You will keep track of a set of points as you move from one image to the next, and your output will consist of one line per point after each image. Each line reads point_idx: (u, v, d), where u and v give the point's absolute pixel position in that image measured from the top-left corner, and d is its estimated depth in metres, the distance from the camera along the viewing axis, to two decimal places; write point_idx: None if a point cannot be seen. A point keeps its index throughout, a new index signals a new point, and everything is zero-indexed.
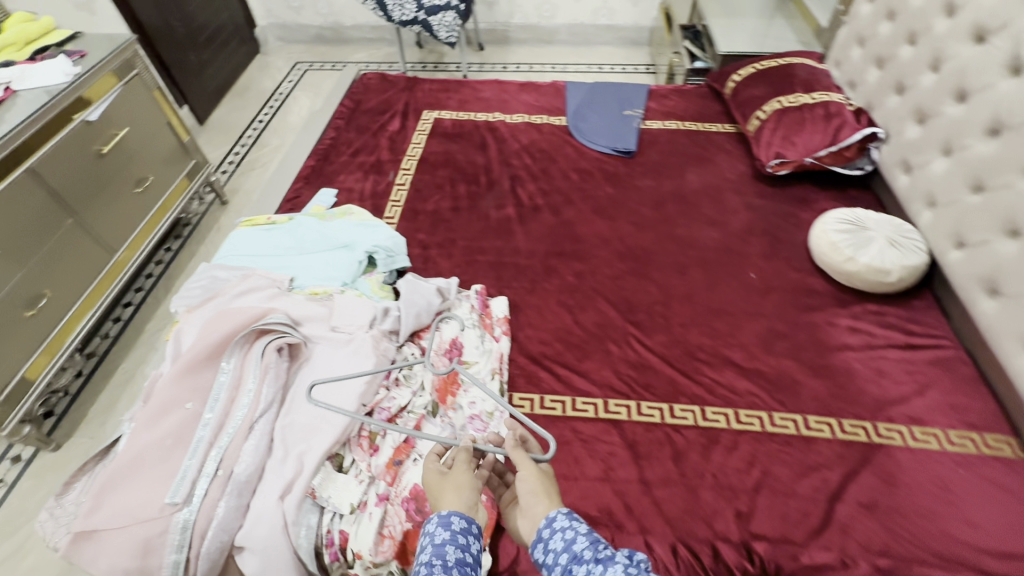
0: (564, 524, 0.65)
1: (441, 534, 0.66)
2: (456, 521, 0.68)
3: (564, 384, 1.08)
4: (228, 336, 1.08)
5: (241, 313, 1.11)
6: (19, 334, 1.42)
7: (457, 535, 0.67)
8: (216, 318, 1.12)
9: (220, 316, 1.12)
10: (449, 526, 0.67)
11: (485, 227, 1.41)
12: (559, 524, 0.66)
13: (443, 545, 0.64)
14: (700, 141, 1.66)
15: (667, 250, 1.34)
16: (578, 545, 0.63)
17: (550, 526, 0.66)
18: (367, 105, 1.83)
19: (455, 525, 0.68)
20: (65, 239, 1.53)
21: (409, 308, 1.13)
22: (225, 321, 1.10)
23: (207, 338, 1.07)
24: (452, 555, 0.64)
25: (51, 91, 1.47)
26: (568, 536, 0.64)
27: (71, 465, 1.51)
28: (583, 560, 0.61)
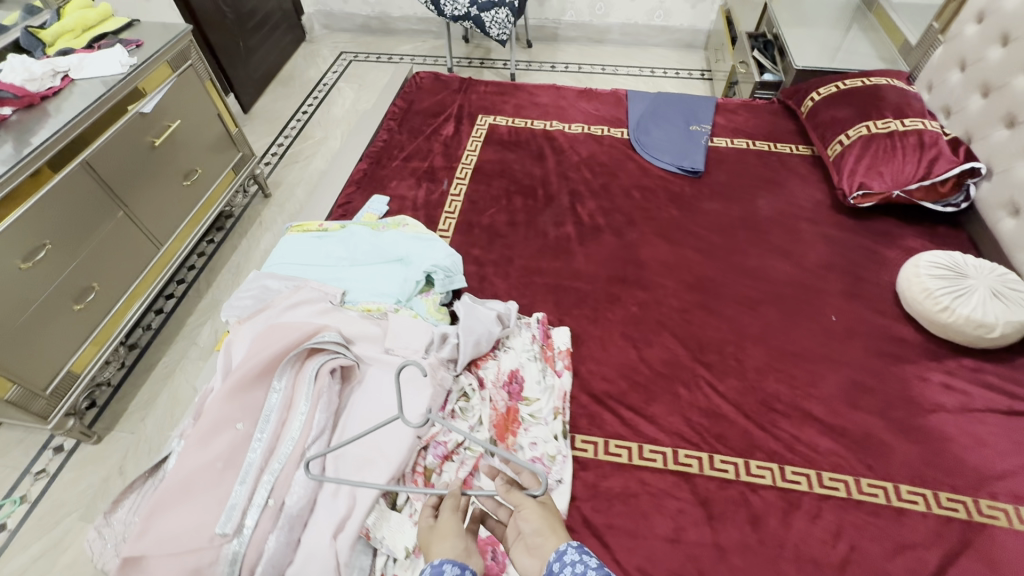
0: (575, 557, 0.57)
1: None
2: (447, 570, 0.58)
3: (630, 428, 1.01)
4: (279, 354, 1.03)
5: (294, 329, 1.07)
6: (68, 327, 1.41)
7: None
8: (267, 332, 1.07)
9: (271, 330, 1.08)
10: (442, 574, 0.57)
11: (542, 246, 1.34)
12: (569, 558, 0.57)
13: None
14: (773, 162, 1.56)
15: (739, 283, 1.25)
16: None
17: (561, 560, 0.58)
18: (420, 106, 1.77)
19: (448, 572, 0.58)
20: (116, 231, 1.51)
21: (468, 335, 1.06)
22: (278, 337, 1.05)
23: (258, 355, 1.02)
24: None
25: (108, 82, 1.44)
26: (579, 571, 0.56)
27: (110, 459, 1.50)
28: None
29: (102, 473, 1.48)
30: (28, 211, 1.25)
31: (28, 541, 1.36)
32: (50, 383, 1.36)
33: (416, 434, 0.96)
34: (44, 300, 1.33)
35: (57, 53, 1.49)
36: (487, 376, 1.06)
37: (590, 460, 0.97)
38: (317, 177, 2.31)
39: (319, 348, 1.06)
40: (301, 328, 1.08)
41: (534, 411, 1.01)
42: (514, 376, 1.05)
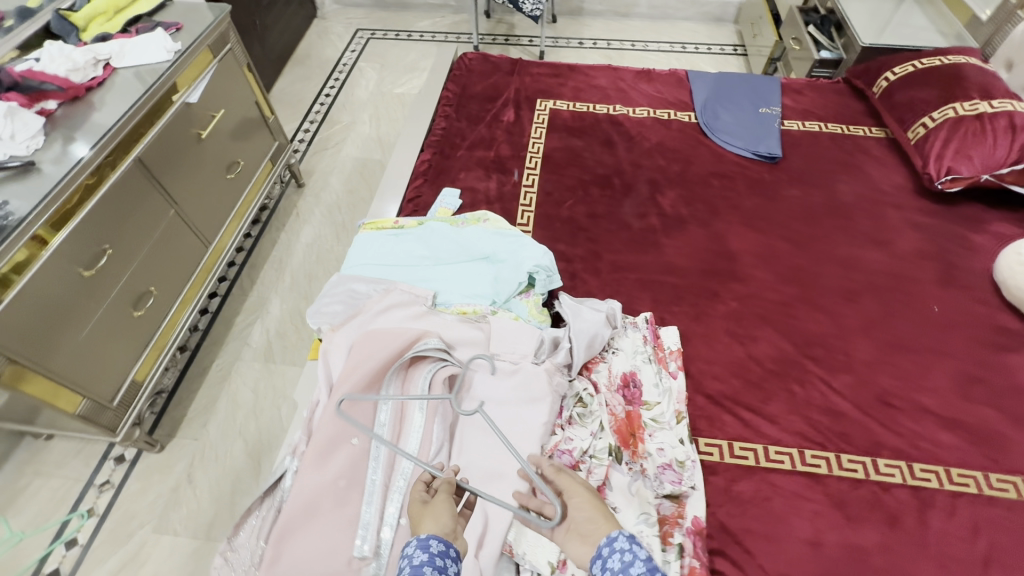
0: (625, 546, 0.66)
1: (418, 556, 0.66)
2: (434, 544, 0.68)
3: (753, 430, 0.99)
4: (385, 365, 0.99)
5: (395, 336, 1.02)
6: (130, 335, 1.34)
7: (435, 557, 0.66)
8: (365, 340, 1.02)
9: (368, 338, 1.02)
10: (427, 548, 0.67)
11: (628, 239, 1.29)
12: (619, 545, 0.67)
13: (420, 566, 0.64)
14: (849, 145, 1.51)
15: (837, 274, 1.22)
16: (635, 569, 0.64)
17: (610, 545, 0.68)
18: (473, 90, 1.67)
19: (433, 547, 0.68)
20: (169, 232, 1.44)
21: (579, 338, 1.03)
22: (380, 346, 1.00)
23: (364, 366, 0.98)
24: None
25: (154, 71, 1.34)
26: (626, 558, 0.65)
27: (176, 468, 1.46)
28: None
29: (170, 483, 1.43)
30: (88, 214, 1.17)
31: (103, 556, 1.32)
32: (116, 394, 1.30)
33: (540, 445, 0.92)
34: (108, 307, 1.26)
35: (95, 39, 1.38)
36: (600, 380, 1.03)
37: (717, 464, 0.96)
38: (351, 164, 2.22)
39: (421, 356, 1.03)
40: (402, 335, 1.03)
41: (656, 415, 0.98)
42: (630, 380, 1.03)
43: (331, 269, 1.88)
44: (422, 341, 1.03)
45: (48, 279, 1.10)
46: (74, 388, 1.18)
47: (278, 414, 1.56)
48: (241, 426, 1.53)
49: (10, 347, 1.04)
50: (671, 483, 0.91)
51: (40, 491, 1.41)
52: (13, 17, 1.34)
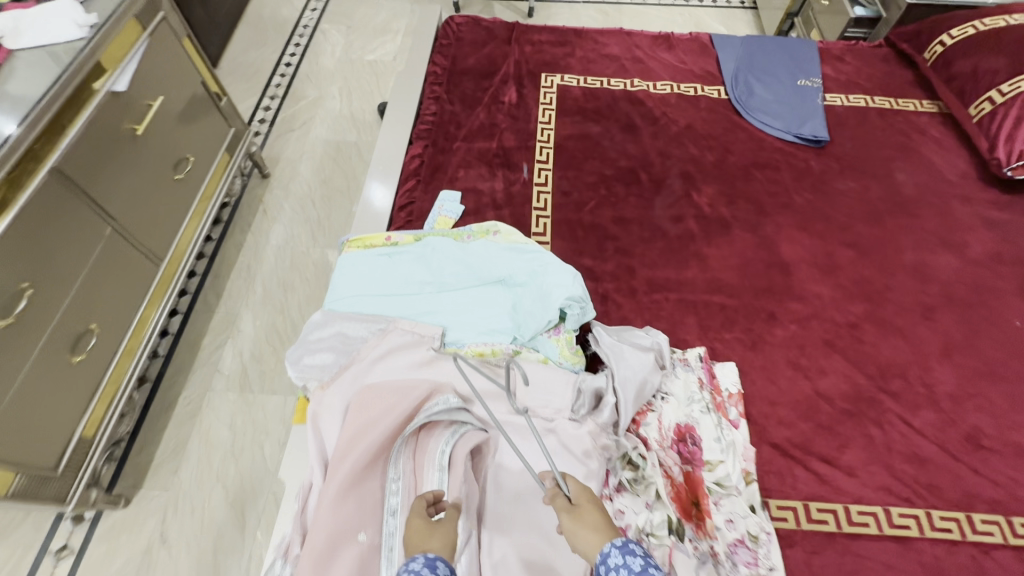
0: (618, 561, 0.64)
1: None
2: (442, 566, 0.65)
3: (830, 486, 0.85)
4: (394, 431, 0.80)
5: (403, 395, 0.83)
6: (69, 386, 1.11)
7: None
8: (365, 401, 0.83)
9: (368, 398, 0.83)
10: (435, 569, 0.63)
11: (664, 249, 1.10)
12: (613, 561, 0.64)
13: None
14: (901, 123, 1.32)
15: (904, 285, 1.07)
16: None
17: (604, 562, 0.65)
18: (466, 63, 1.41)
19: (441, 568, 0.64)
20: (106, 254, 1.18)
21: (626, 389, 0.85)
22: (386, 408, 0.82)
23: (367, 438, 0.79)
24: None
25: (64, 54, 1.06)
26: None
27: (147, 524, 1.27)
28: None
29: (141, 543, 1.25)
30: None
31: None
32: (61, 457, 1.10)
33: None
34: (39, 356, 1.03)
35: None
36: (651, 435, 0.86)
37: (794, 533, 0.81)
38: (322, 148, 1.93)
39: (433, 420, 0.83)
40: (411, 390, 0.84)
41: (721, 478, 0.82)
42: (687, 435, 0.86)
43: (309, 276, 1.65)
44: (434, 398, 0.84)
45: None
46: (7, 463, 0.97)
47: (260, 454, 1.37)
48: (219, 471, 1.34)
49: None
50: (745, 565, 0.76)
51: None
52: None
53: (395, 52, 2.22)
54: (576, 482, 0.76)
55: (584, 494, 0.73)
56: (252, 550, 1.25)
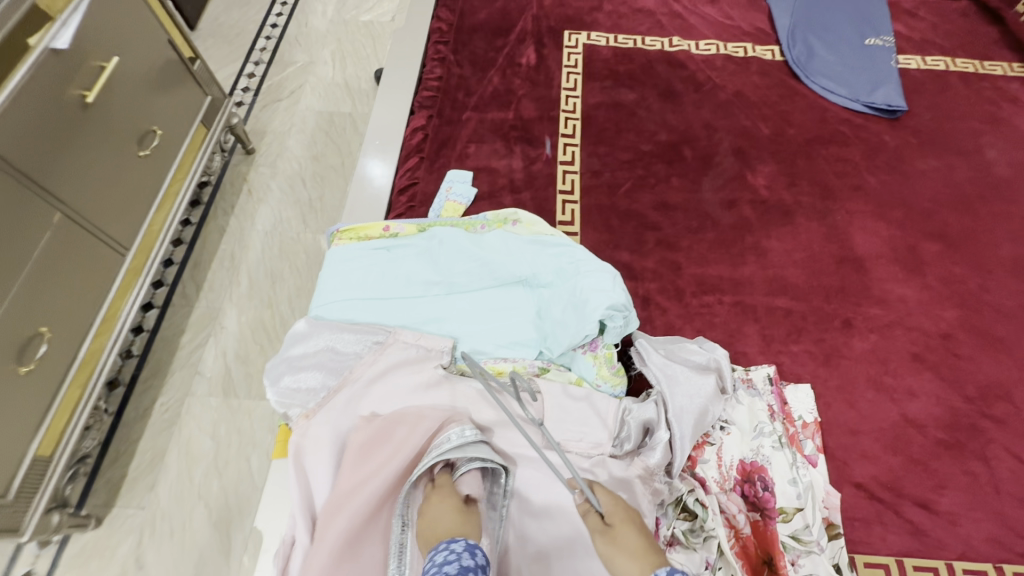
0: None
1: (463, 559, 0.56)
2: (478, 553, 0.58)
3: (929, 538, 0.70)
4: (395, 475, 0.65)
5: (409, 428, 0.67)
6: (15, 401, 0.95)
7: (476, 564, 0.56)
8: (363, 438, 0.67)
9: (365, 433, 0.68)
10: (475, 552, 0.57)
11: (715, 241, 0.92)
12: None
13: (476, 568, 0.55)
14: (988, 90, 1.12)
15: (1004, 287, 0.89)
16: None
17: None
18: (477, 18, 1.20)
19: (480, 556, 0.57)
20: (54, 245, 1.01)
21: (683, 422, 0.69)
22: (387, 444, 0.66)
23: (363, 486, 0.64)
24: None
25: None
26: None
27: (121, 548, 1.13)
28: None
29: (114, 569, 1.11)
30: None
31: None
32: (10, 483, 0.94)
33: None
34: None
35: None
36: (711, 475, 0.70)
37: None
38: (313, 120, 1.73)
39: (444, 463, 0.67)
40: (417, 421, 0.68)
41: (798, 532, 0.67)
42: (755, 476, 0.70)
43: (300, 265, 1.47)
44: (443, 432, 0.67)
45: None
46: None
47: (247, 468, 1.22)
48: (201, 488, 1.19)
49: None
50: None
51: None
52: None
53: (393, 11, 1.99)
54: (608, 493, 0.64)
55: (618, 509, 0.62)
56: None
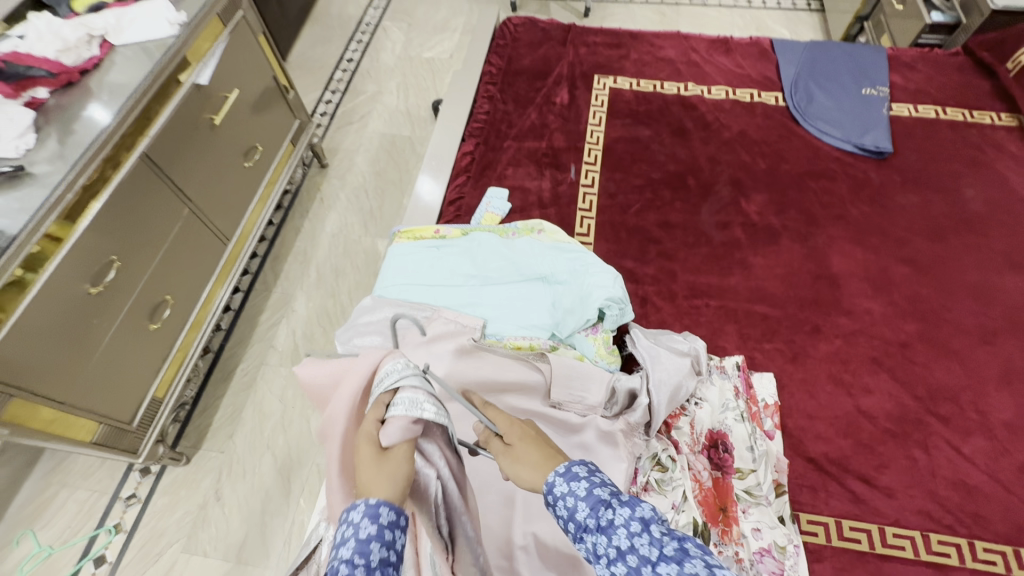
0: (564, 490, 0.55)
1: (366, 527, 0.50)
2: (385, 513, 0.51)
3: (866, 505, 0.84)
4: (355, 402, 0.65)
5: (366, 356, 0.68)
6: (145, 349, 1.23)
7: (384, 529, 0.51)
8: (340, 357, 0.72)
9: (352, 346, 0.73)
10: (376, 518, 0.51)
11: (708, 255, 1.10)
12: (558, 491, 0.55)
13: (366, 542, 0.50)
14: (974, 136, 1.25)
15: (965, 307, 1.01)
16: (581, 514, 0.54)
17: (550, 492, 0.56)
18: (520, 64, 1.44)
19: (386, 516, 0.51)
20: (183, 233, 1.30)
21: (661, 391, 0.86)
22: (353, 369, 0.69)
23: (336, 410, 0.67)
24: (378, 556, 0.49)
25: (149, 49, 1.16)
26: (569, 505, 0.54)
27: (203, 483, 1.38)
28: (589, 531, 0.53)
29: (197, 499, 1.36)
30: (88, 224, 1.03)
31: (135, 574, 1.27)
32: (134, 414, 1.21)
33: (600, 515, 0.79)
34: (121, 321, 1.15)
35: (89, 9, 1.18)
36: (683, 439, 0.87)
37: (823, 548, 0.81)
38: (377, 141, 2.02)
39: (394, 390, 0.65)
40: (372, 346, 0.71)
41: (750, 487, 0.83)
42: (719, 441, 0.87)
43: (359, 263, 1.73)
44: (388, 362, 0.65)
45: (43, 305, 0.97)
46: (88, 415, 1.10)
47: (306, 427, 1.46)
48: (269, 439, 1.44)
49: (20, 374, 0.95)
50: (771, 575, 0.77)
51: (67, 503, 1.35)
52: None
53: (451, 50, 2.28)
54: (504, 415, 0.63)
55: (512, 424, 0.62)
56: (295, 516, 1.34)
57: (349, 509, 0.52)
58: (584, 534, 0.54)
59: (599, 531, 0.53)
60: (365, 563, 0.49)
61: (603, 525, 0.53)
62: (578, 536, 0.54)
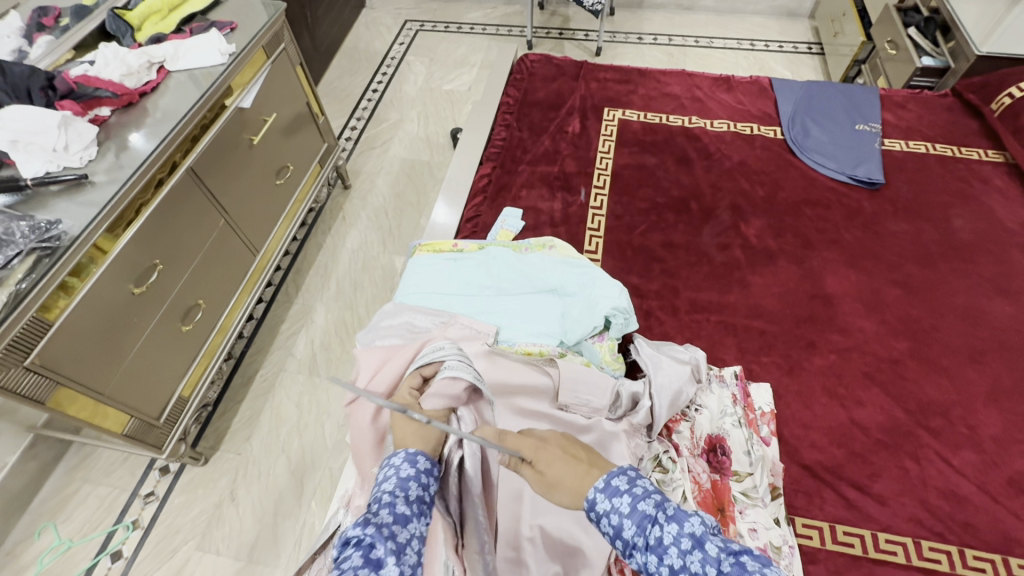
0: (607, 508, 0.57)
1: (406, 470, 0.60)
2: (421, 461, 0.62)
3: (859, 511, 0.87)
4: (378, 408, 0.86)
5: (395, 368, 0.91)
6: (176, 349, 1.30)
7: (421, 474, 0.60)
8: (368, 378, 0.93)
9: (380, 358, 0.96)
10: (414, 463, 0.61)
11: (709, 273, 1.17)
12: (602, 508, 0.57)
13: (406, 480, 0.58)
14: (962, 170, 1.33)
15: (954, 327, 1.07)
16: (626, 531, 0.55)
17: (593, 510, 0.58)
18: (536, 96, 1.56)
19: (421, 464, 0.62)
20: (218, 243, 1.40)
21: (661, 395, 0.91)
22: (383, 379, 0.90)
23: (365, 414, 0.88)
24: (416, 493, 0.58)
25: (196, 76, 1.28)
26: (614, 522, 0.56)
27: (219, 482, 1.43)
28: (636, 548, 0.54)
29: (213, 498, 1.41)
30: (138, 230, 1.13)
31: (149, 570, 1.30)
32: (162, 410, 1.28)
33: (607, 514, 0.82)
34: (157, 322, 1.23)
35: (150, 40, 1.32)
36: (683, 442, 0.92)
37: (817, 550, 0.84)
38: (398, 165, 2.13)
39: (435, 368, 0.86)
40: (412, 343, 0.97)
41: (747, 489, 0.87)
42: (717, 444, 0.92)
43: (376, 278, 1.82)
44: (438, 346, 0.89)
45: (93, 301, 1.05)
46: (123, 407, 1.17)
47: (320, 432, 1.51)
48: (284, 443, 1.49)
49: (68, 364, 1.02)
50: None
51: (89, 498, 1.40)
52: (69, 16, 1.32)
53: (470, 83, 2.43)
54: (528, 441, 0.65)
55: (540, 450, 0.64)
56: (306, 519, 1.37)
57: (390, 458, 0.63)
58: (633, 551, 0.55)
59: (648, 549, 0.54)
60: (405, 495, 0.57)
61: (651, 543, 0.53)
62: (628, 551, 0.55)
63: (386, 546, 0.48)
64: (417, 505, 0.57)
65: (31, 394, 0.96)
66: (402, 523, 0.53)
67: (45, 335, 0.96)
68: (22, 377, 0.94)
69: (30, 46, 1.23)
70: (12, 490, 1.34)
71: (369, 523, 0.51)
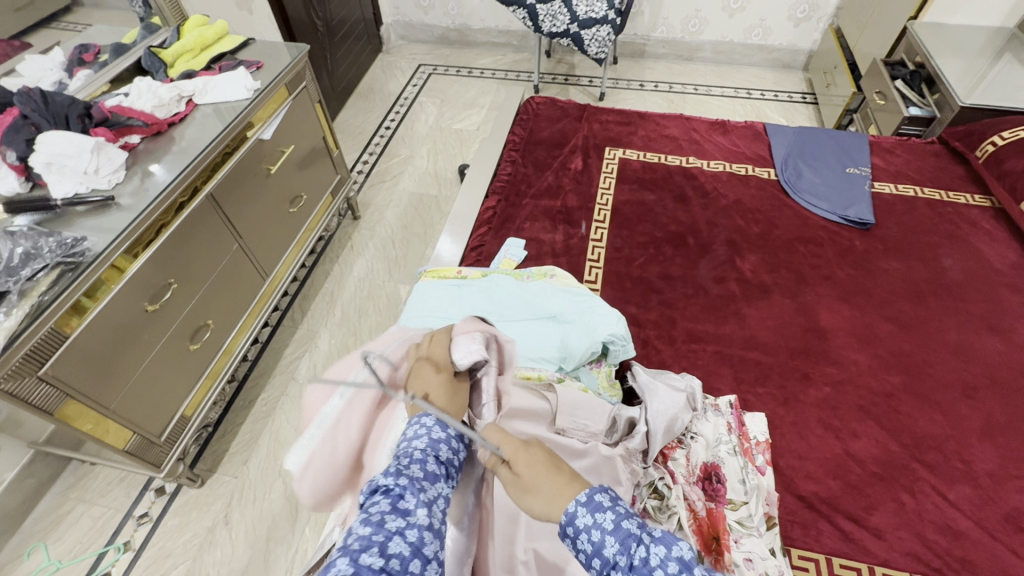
0: (588, 523, 0.55)
1: (437, 432, 0.62)
2: (451, 428, 0.64)
3: (855, 544, 0.87)
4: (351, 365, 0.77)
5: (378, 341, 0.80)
6: (181, 368, 1.33)
7: (452, 439, 0.62)
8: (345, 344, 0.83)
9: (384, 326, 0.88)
10: (446, 428, 0.63)
11: (705, 304, 1.20)
12: (581, 523, 0.55)
13: (439, 441, 0.60)
14: (950, 213, 1.38)
15: (947, 363, 1.09)
16: (608, 550, 0.53)
17: (572, 524, 0.56)
18: (541, 135, 1.64)
19: (451, 430, 0.63)
20: (229, 266, 1.44)
21: (658, 420, 0.92)
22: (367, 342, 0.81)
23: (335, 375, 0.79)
24: (446, 455, 0.60)
25: (220, 109, 1.36)
26: (595, 539, 0.54)
27: (214, 506, 1.42)
28: (617, 568, 0.52)
29: (207, 521, 1.39)
30: (157, 251, 1.18)
31: None
32: (163, 429, 1.29)
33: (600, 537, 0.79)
34: (164, 341, 1.26)
35: (180, 76, 1.42)
36: (679, 470, 0.92)
37: None
38: (406, 199, 2.21)
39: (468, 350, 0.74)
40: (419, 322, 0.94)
41: (743, 518, 0.87)
42: (713, 472, 0.93)
43: (380, 305, 1.85)
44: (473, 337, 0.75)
45: (109, 315, 1.09)
46: (127, 423, 1.18)
47: None
48: (281, 467, 1.49)
49: (78, 377, 1.05)
50: None
51: (81, 519, 1.39)
52: (109, 52, 1.41)
53: (478, 124, 2.54)
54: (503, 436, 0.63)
55: (520, 450, 0.61)
56: (299, 545, 1.36)
57: (422, 416, 0.64)
58: (612, 572, 0.53)
59: (631, 570, 0.52)
60: (437, 456, 0.59)
61: (636, 563, 0.52)
62: (606, 571, 0.53)
63: (414, 498, 0.52)
64: (445, 468, 0.59)
65: (41, 404, 0.98)
66: (432, 480, 0.56)
67: (59, 349, 0.99)
68: (34, 388, 0.96)
69: (70, 78, 1.33)
70: (6, 508, 1.34)
71: (400, 473, 0.54)
